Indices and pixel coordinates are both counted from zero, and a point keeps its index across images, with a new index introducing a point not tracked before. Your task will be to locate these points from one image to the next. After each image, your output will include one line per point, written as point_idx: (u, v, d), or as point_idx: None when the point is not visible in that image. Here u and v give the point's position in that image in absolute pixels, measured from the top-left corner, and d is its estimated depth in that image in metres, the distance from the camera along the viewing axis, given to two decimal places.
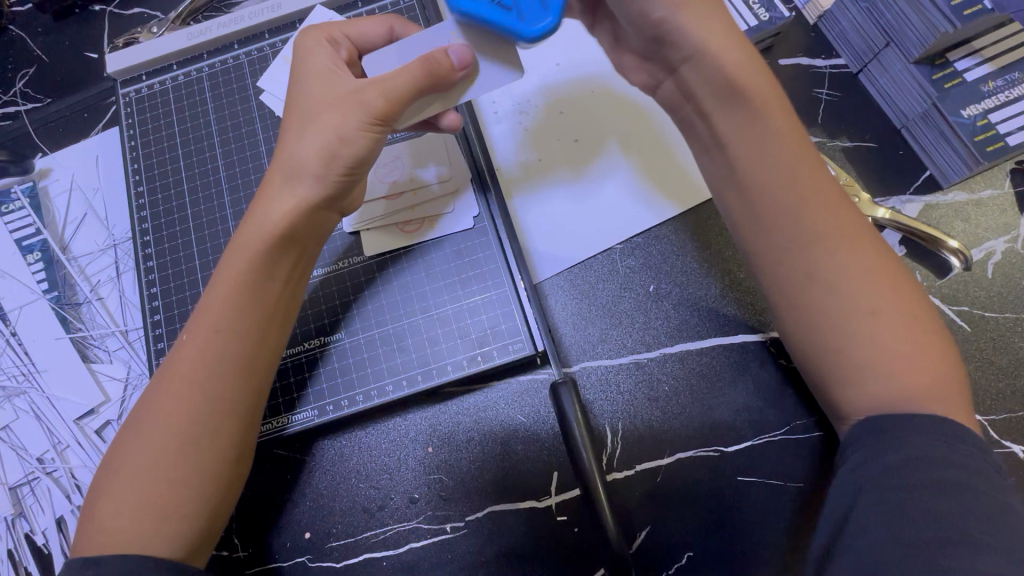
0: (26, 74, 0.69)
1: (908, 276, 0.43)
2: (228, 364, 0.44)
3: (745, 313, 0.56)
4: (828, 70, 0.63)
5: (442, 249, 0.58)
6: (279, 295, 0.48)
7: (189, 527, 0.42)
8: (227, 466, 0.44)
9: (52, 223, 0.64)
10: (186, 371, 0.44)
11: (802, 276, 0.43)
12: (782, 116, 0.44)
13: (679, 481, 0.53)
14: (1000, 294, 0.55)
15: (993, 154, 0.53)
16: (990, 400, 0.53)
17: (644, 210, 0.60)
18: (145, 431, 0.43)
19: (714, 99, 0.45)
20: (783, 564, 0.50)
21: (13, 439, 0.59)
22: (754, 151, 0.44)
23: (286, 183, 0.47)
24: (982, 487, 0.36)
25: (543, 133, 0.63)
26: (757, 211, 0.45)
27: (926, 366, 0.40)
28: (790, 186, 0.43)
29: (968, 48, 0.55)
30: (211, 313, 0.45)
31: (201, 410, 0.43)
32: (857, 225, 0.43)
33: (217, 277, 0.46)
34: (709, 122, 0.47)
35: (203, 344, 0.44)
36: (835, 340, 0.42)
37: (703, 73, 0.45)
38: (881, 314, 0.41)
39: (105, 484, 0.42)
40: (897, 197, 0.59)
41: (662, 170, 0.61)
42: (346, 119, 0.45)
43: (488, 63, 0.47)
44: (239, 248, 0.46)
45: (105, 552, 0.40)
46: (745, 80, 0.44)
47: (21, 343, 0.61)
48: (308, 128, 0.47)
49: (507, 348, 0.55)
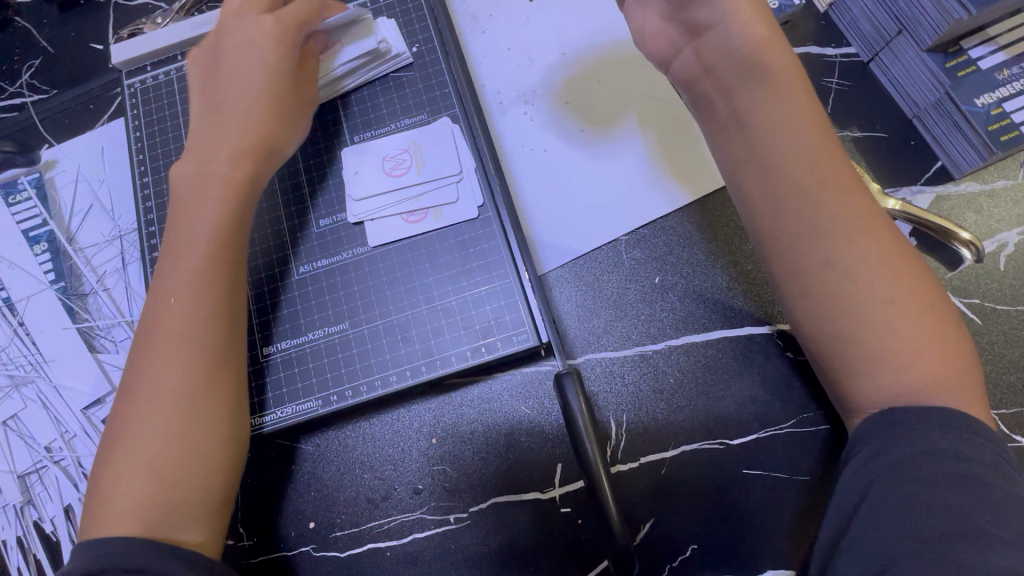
0: (33, 66, 0.69)
1: (922, 268, 0.42)
2: (213, 316, 0.45)
3: (751, 305, 0.56)
4: (838, 58, 0.62)
5: (447, 239, 0.58)
6: (238, 248, 0.49)
7: (201, 488, 0.42)
8: (230, 422, 0.45)
9: (59, 214, 0.65)
10: (177, 327, 0.45)
11: (817, 264, 0.42)
12: (807, 97, 0.44)
13: (684, 473, 0.52)
14: (1012, 286, 0.54)
15: (1007, 143, 0.52)
16: (1001, 393, 0.52)
17: (668, 190, 0.60)
18: (143, 390, 0.43)
19: (737, 71, 0.45)
20: (789, 557, 0.50)
21: (21, 427, 0.60)
22: (779, 130, 0.43)
23: (243, 154, 0.51)
24: (997, 481, 0.35)
25: (549, 122, 0.63)
26: (775, 195, 0.43)
27: (940, 357, 0.39)
28: (811, 171, 0.42)
29: (983, 35, 0.55)
30: (192, 266, 0.47)
31: (197, 368, 0.44)
32: (871, 214, 0.42)
33: (194, 233, 0.48)
34: (729, 98, 0.46)
35: (186, 300, 0.45)
36: (849, 330, 0.41)
37: (728, 43, 0.45)
38: (898, 304, 0.40)
39: (113, 445, 0.43)
40: (908, 188, 0.58)
41: (668, 159, 0.61)
42: (301, 105, 0.56)
43: (440, 166, 0.60)
44: (203, 206, 0.49)
45: (122, 525, 0.40)
46: (772, 59, 0.44)
47: (29, 333, 0.62)
48: (263, 110, 0.52)
49: (512, 339, 0.55)
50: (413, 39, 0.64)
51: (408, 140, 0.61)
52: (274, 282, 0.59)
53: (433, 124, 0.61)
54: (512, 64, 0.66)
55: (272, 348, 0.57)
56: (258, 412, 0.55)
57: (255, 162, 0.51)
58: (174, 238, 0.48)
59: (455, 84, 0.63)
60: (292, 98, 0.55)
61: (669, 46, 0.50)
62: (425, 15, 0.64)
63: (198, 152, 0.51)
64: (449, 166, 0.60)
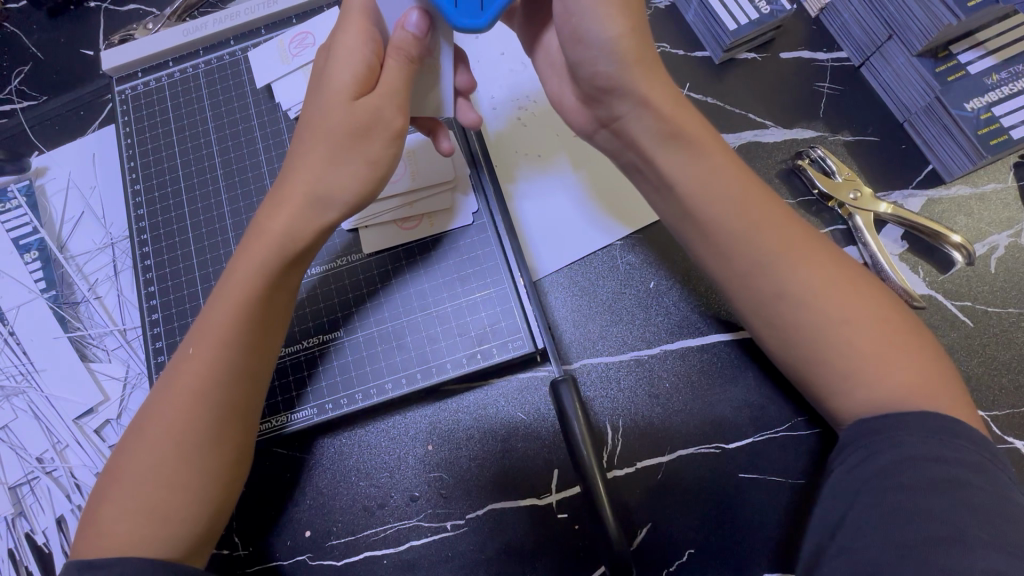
0: (22, 72, 0.68)
1: (873, 282, 0.44)
2: (229, 369, 0.44)
3: (713, 316, 0.56)
4: (829, 63, 0.62)
5: (442, 247, 0.58)
6: (274, 311, 0.47)
7: (191, 531, 0.42)
8: (228, 474, 0.44)
9: (49, 222, 0.64)
10: (192, 382, 0.43)
11: (772, 297, 0.43)
12: (723, 155, 0.46)
13: (679, 477, 0.52)
14: (1003, 288, 0.55)
15: (997, 147, 0.53)
16: (993, 395, 0.53)
17: (599, 221, 0.60)
18: (146, 430, 0.43)
19: (655, 142, 0.46)
20: (783, 560, 0.50)
21: (12, 439, 0.59)
22: (706, 186, 0.45)
23: (310, 210, 0.47)
24: (982, 483, 0.35)
25: (512, 134, 0.63)
26: (716, 239, 0.45)
27: (913, 366, 0.40)
28: (742, 216, 0.44)
29: (972, 40, 0.55)
30: (219, 320, 0.45)
31: (208, 417, 0.43)
32: (807, 236, 0.44)
33: (222, 287, 0.46)
34: (654, 166, 0.47)
35: (207, 357, 0.44)
36: (817, 352, 0.42)
37: (646, 126, 0.46)
38: (855, 323, 0.41)
39: (110, 480, 0.42)
40: (899, 192, 0.58)
41: (612, 190, 0.61)
42: (374, 145, 0.47)
43: (433, 173, 0.59)
44: (241, 262, 0.46)
45: (106, 556, 0.39)
46: (684, 127, 0.46)
47: (19, 342, 0.61)
48: (335, 157, 0.46)
49: (508, 346, 0.55)
50: None
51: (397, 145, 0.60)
52: None
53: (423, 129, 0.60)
54: (504, 69, 0.65)
55: None
56: (284, 411, 0.55)
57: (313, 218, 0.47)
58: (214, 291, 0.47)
59: None
60: (372, 138, 0.46)
61: (589, 125, 0.53)
62: None
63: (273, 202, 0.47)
64: (442, 173, 0.59)
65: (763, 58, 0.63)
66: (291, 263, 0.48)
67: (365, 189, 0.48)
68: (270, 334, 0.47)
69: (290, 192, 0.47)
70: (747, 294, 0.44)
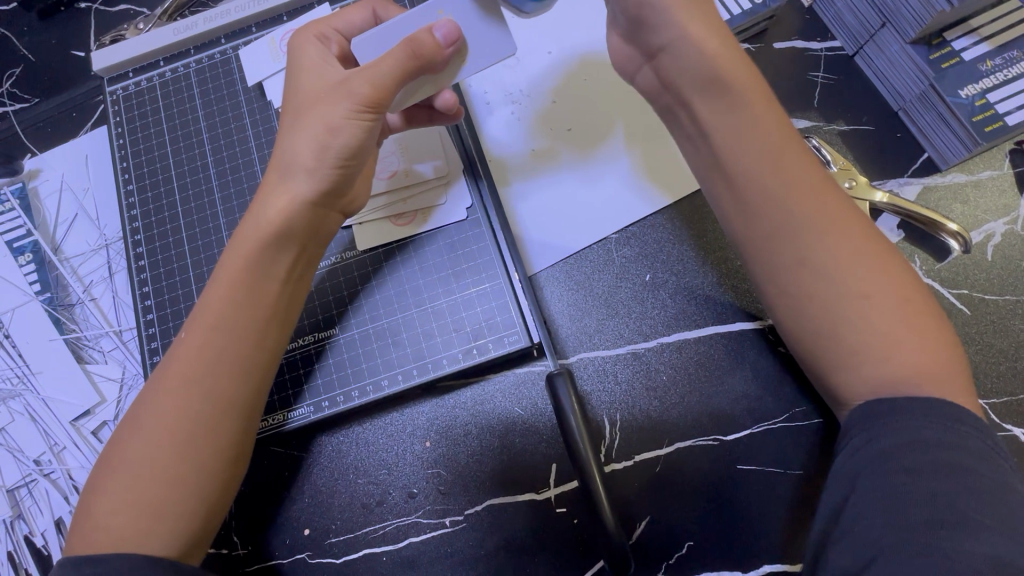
0: (13, 75, 0.68)
1: (898, 260, 0.43)
2: (223, 359, 0.44)
3: (727, 305, 0.56)
4: (823, 52, 0.62)
5: (435, 242, 0.58)
6: (265, 295, 0.47)
7: (186, 528, 0.41)
8: (226, 465, 0.43)
9: (43, 224, 0.64)
10: (185, 368, 0.44)
11: (790, 263, 0.43)
12: (768, 106, 0.45)
13: (678, 470, 0.52)
14: (1000, 276, 0.55)
15: (992, 134, 0.52)
16: (991, 383, 0.52)
17: (645, 193, 0.60)
18: (143, 421, 0.43)
19: (695, 87, 0.46)
20: (784, 551, 0.50)
21: (9, 441, 0.59)
22: (738, 143, 0.45)
23: (281, 180, 0.48)
24: (981, 468, 0.35)
25: (530, 123, 0.63)
26: (744, 198, 0.45)
27: (919, 346, 0.40)
28: (772, 175, 0.44)
29: (966, 26, 0.55)
30: (217, 303, 0.46)
31: (203, 406, 0.43)
32: (844, 208, 0.43)
33: (216, 274, 0.47)
34: (690, 110, 0.47)
35: (198, 343, 0.44)
36: (827, 327, 0.42)
37: (685, 65, 0.46)
38: (873, 300, 0.41)
39: (105, 473, 0.42)
40: (895, 180, 0.58)
41: (655, 159, 0.61)
42: (335, 110, 0.46)
43: (431, 169, 0.59)
44: (234, 247, 0.47)
45: (100, 551, 0.39)
46: (730, 72, 0.44)
47: (15, 345, 0.61)
48: (302, 123, 0.48)
49: (503, 341, 0.55)
50: None
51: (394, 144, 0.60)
52: None
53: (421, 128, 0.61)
54: (498, 64, 0.65)
55: None
56: (281, 409, 0.55)
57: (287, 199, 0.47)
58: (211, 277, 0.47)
59: None
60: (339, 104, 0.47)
61: (630, 60, 0.52)
62: None
63: (268, 185, 0.48)
64: (438, 169, 0.59)
65: (757, 48, 0.63)
66: (284, 248, 0.48)
67: (325, 158, 0.47)
68: (266, 328, 0.46)
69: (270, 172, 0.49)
70: (769, 258, 0.44)
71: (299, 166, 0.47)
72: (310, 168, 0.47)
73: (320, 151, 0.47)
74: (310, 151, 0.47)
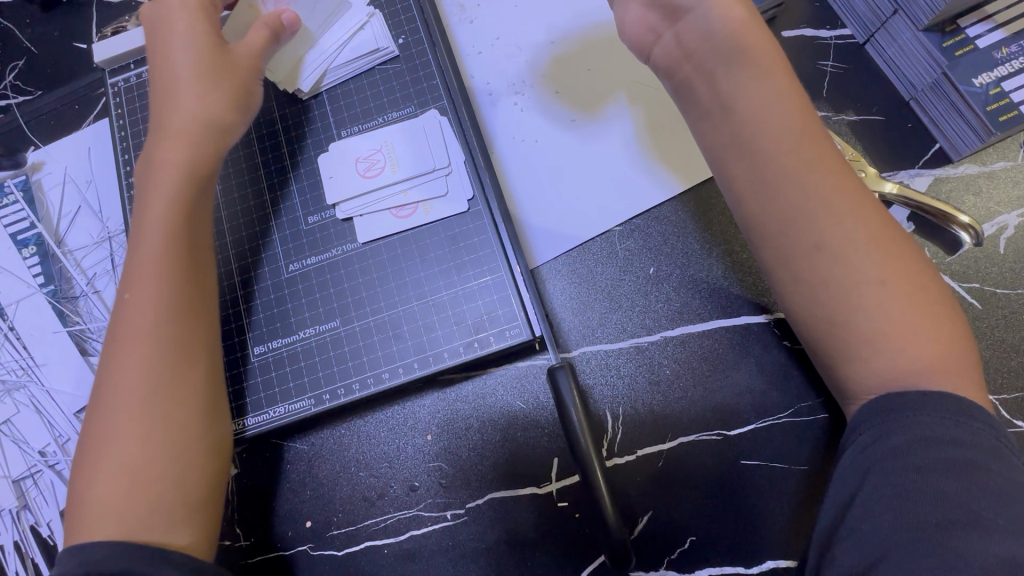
0: (16, 67, 0.68)
1: (915, 249, 0.42)
2: (173, 308, 0.47)
3: (736, 298, 0.55)
4: (833, 41, 0.61)
5: (437, 233, 0.57)
6: (194, 239, 0.51)
7: (172, 489, 0.44)
8: (201, 416, 0.46)
9: (47, 217, 0.64)
10: (143, 324, 0.46)
11: (807, 248, 0.42)
12: (789, 83, 0.45)
13: (681, 465, 0.52)
14: (1013, 269, 0.53)
15: (1006, 124, 0.51)
16: (1002, 378, 0.51)
17: (658, 179, 0.59)
18: (113, 388, 0.45)
19: (722, 58, 0.45)
20: (788, 547, 0.49)
21: (13, 433, 0.59)
22: (764, 117, 0.44)
23: (191, 134, 0.52)
24: (995, 467, 0.35)
25: (536, 112, 0.63)
26: (765, 176, 0.43)
27: (931, 338, 0.39)
28: (796, 152, 0.43)
29: (980, 14, 0.53)
30: (135, 283, 0.48)
31: (166, 359, 0.46)
32: (861, 194, 0.42)
33: (146, 230, 0.49)
34: (712, 82, 0.46)
35: (148, 297, 0.47)
36: (841, 314, 0.40)
37: (710, 29, 0.45)
38: (890, 286, 0.40)
39: (89, 449, 0.44)
40: (905, 171, 0.57)
41: (667, 144, 0.60)
42: (246, 67, 0.56)
43: (431, 162, 0.58)
44: (146, 232, 0.49)
45: (100, 521, 0.42)
46: (749, 44, 0.45)
47: (19, 337, 0.61)
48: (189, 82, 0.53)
49: (505, 334, 0.54)
50: (399, 30, 0.62)
51: (393, 134, 0.60)
52: (248, 286, 0.58)
53: (422, 116, 0.60)
54: (500, 54, 0.65)
55: (261, 348, 0.56)
56: (238, 416, 0.55)
57: (195, 140, 0.52)
58: (135, 232, 0.50)
59: (443, 76, 0.61)
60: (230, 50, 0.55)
61: (649, 30, 0.50)
62: (412, 7, 0.63)
63: (170, 137, 0.52)
64: (436, 161, 0.58)
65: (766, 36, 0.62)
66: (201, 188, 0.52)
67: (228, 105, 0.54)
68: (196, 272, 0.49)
69: (168, 131, 0.53)
70: (782, 243, 0.43)
71: (191, 115, 0.53)
72: (212, 113, 0.53)
73: (227, 97, 0.54)
74: (217, 102, 0.54)
